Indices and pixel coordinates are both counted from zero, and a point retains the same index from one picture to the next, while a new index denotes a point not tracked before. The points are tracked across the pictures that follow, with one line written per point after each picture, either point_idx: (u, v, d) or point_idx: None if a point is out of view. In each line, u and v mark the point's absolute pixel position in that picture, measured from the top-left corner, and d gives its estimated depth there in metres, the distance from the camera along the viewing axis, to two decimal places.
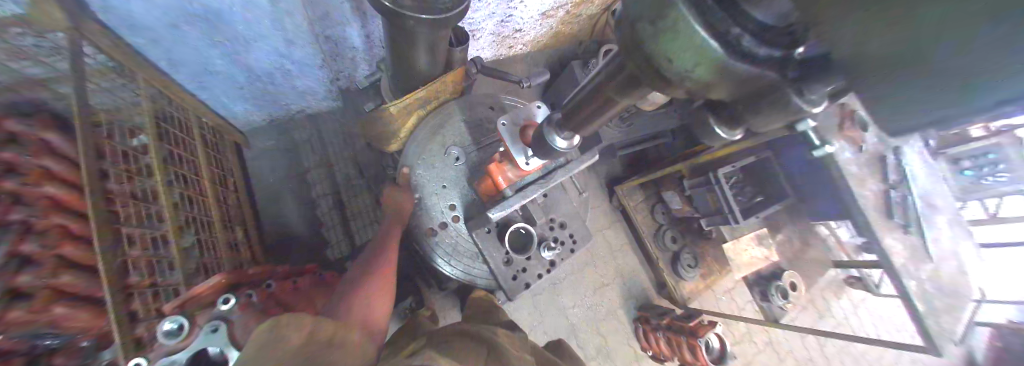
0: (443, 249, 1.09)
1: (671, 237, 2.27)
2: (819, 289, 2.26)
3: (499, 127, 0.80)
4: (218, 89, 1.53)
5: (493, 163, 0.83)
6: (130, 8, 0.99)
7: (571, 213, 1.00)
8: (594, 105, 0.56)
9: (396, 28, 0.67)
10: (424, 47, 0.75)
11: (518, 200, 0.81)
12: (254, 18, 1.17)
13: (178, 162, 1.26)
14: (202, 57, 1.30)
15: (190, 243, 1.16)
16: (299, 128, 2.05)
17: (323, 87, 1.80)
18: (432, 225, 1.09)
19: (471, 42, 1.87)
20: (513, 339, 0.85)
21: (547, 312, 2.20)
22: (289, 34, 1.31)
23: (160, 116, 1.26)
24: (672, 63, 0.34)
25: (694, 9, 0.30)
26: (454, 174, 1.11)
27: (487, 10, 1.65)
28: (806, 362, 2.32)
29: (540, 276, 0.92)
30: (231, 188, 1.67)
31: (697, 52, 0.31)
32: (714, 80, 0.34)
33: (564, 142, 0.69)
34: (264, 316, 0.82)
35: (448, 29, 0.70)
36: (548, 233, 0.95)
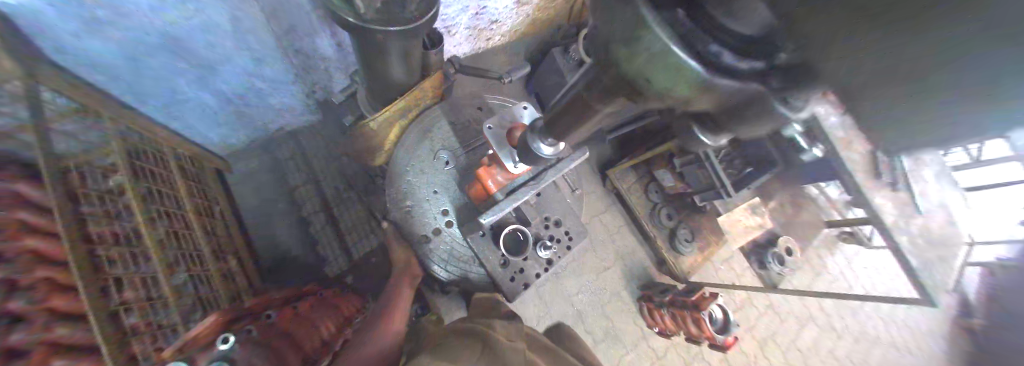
0: (439, 256, 1.09)
1: (666, 214, 2.30)
2: (813, 249, 2.32)
3: (485, 130, 0.79)
4: (190, 117, 1.47)
5: (482, 167, 0.84)
6: (82, 45, 0.96)
7: (565, 210, 1.00)
8: (578, 114, 0.55)
9: (366, 42, 0.65)
10: (398, 57, 0.73)
11: (509, 203, 0.78)
12: (217, 40, 1.14)
13: (159, 198, 1.23)
14: (168, 86, 1.25)
15: (182, 281, 1.14)
16: (281, 146, 2.01)
17: (300, 102, 1.75)
18: (426, 232, 1.08)
19: (447, 39, 1.83)
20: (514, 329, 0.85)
21: (553, 302, 2.23)
22: (257, 52, 1.29)
23: (134, 154, 1.22)
24: (650, 83, 0.35)
25: (665, 26, 0.31)
26: (445, 179, 1.09)
27: (459, 4, 1.61)
28: (806, 319, 2.40)
29: (538, 275, 0.93)
30: (218, 217, 1.64)
31: (671, 70, 0.32)
32: (694, 97, 0.34)
33: (550, 148, 0.68)
34: (268, 349, 0.81)
35: (420, 37, 0.69)
36: (544, 232, 0.95)
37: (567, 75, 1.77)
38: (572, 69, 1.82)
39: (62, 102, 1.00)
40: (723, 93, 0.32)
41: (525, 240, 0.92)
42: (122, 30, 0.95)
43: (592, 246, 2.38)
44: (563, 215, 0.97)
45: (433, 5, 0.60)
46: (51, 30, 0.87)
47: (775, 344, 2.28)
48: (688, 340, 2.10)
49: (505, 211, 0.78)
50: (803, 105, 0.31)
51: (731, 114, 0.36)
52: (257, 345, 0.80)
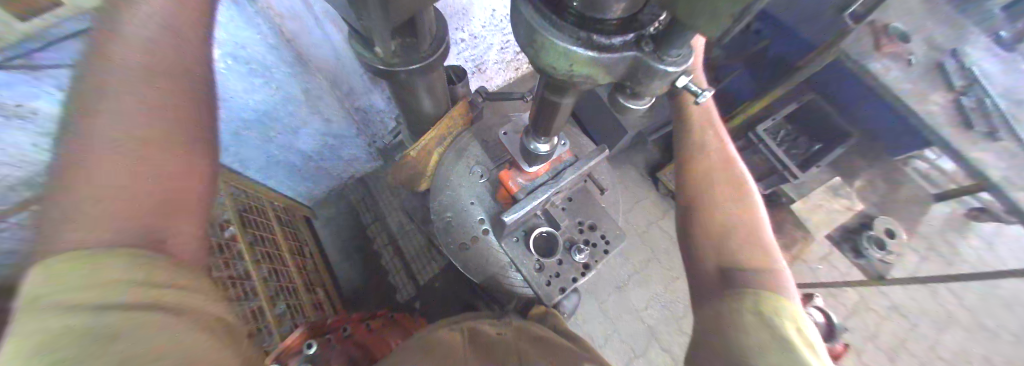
0: (478, 262, 1.15)
1: None
2: (941, 233, 1.86)
3: (502, 137, 0.85)
4: (282, 176, 1.83)
5: (503, 170, 0.87)
6: None
7: (602, 213, 0.99)
8: (541, 112, 0.51)
9: (398, 84, 0.77)
10: (425, 92, 0.85)
11: (530, 201, 0.76)
12: (295, 110, 1.44)
13: (260, 242, 1.56)
14: (264, 152, 1.58)
15: (280, 309, 1.44)
16: (353, 191, 2.33)
17: (364, 152, 2.06)
18: (465, 240, 1.14)
19: (478, 75, 2.02)
20: (512, 340, 0.91)
21: (618, 317, 2.10)
22: (325, 113, 1.58)
23: (242, 208, 1.55)
24: (553, 70, 0.29)
25: (544, 16, 0.26)
26: (479, 191, 1.16)
27: (485, 43, 1.78)
28: (951, 322, 1.89)
29: (576, 280, 0.91)
30: (306, 256, 1.95)
31: (565, 61, 0.27)
32: (596, 78, 0.29)
33: (546, 145, 0.70)
34: (342, 354, 0.95)
35: (439, 70, 0.79)
36: (578, 236, 0.95)
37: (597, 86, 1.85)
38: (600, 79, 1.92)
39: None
40: (613, 68, 0.27)
41: (555, 242, 0.93)
42: (233, 112, 1.24)
43: (653, 254, 2.21)
44: (596, 217, 0.96)
45: (443, 42, 0.71)
46: None
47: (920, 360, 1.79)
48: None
49: (526, 210, 0.76)
50: (682, 57, 0.26)
51: (629, 84, 0.31)
52: (332, 350, 0.95)
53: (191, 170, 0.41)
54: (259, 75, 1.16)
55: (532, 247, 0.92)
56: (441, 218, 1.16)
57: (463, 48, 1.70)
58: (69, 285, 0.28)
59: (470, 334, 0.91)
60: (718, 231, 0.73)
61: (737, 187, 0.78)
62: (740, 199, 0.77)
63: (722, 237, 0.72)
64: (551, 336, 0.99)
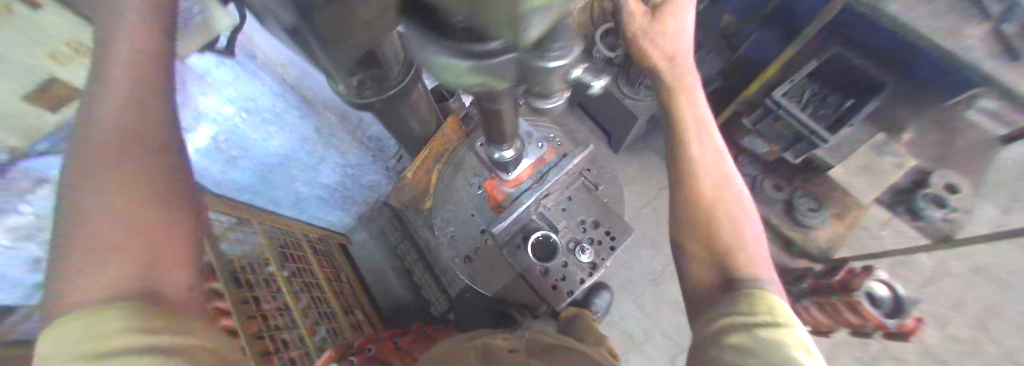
0: (487, 273, 1.15)
1: (773, 185, 1.88)
2: (1019, 180, 1.65)
3: (478, 148, 0.87)
4: (312, 208, 1.97)
5: (486, 180, 0.88)
6: (229, 177, 1.35)
7: (604, 208, 0.96)
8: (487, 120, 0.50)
9: (381, 112, 0.80)
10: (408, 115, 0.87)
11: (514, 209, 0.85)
12: (311, 147, 1.55)
13: (300, 273, 1.71)
14: (292, 190, 1.72)
15: (321, 335, 1.56)
16: (379, 215, 2.43)
17: (385, 177, 2.12)
18: (471, 251, 1.16)
19: None
20: (523, 357, 0.92)
21: (658, 312, 2.01)
22: (338, 146, 1.67)
23: (280, 244, 1.70)
24: (450, 83, 0.30)
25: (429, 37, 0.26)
26: (479, 201, 1.17)
27: None
28: None
29: (583, 281, 0.89)
30: (343, 281, 2.08)
31: (457, 75, 0.27)
32: (496, 83, 0.30)
33: (508, 152, 0.70)
34: None
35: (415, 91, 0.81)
36: (581, 235, 0.93)
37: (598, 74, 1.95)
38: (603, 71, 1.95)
39: (225, 217, 1.39)
40: (502, 72, 0.28)
41: (555, 247, 0.89)
42: (256, 160, 1.37)
43: None
44: (598, 213, 0.93)
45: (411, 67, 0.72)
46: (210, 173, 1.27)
47: (1014, 324, 1.59)
48: (857, 335, 1.59)
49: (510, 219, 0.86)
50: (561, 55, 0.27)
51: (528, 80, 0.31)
52: None
53: (174, 212, 0.46)
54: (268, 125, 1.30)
55: (533, 252, 0.90)
56: (447, 232, 1.18)
57: None
58: (82, 339, 0.33)
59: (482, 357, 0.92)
60: (710, 232, 0.74)
61: (723, 181, 0.77)
62: (728, 193, 0.76)
63: (714, 238, 0.73)
64: (564, 344, 0.99)
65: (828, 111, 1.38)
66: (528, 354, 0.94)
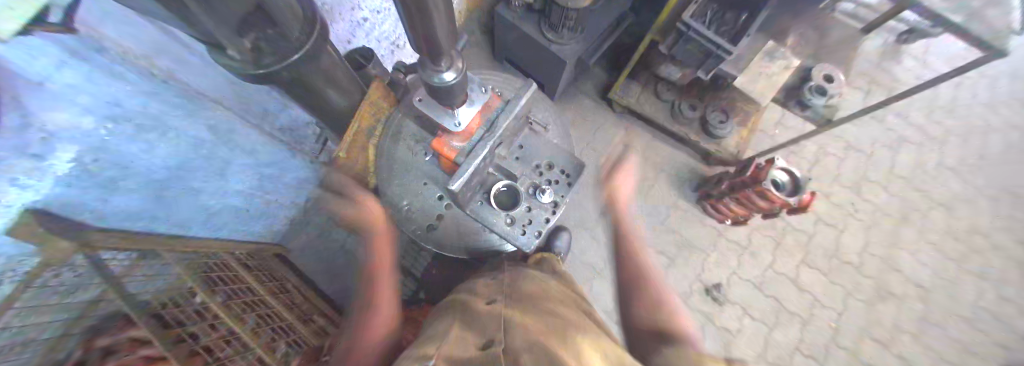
0: (439, 244, 1.31)
1: (689, 105, 2.15)
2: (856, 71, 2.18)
3: (416, 104, 0.97)
4: (230, 221, 1.67)
5: (435, 141, 1.04)
6: (112, 206, 1.10)
7: (551, 152, 1.26)
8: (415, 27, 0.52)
9: (295, 68, 0.75)
10: (315, 66, 0.81)
11: (469, 162, 0.96)
12: (211, 153, 1.35)
13: (237, 293, 1.50)
14: (198, 206, 1.45)
15: (285, 350, 1.41)
16: (317, 212, 2.23)
17: (299, 162, 1.91)
18: (434, 213, 1.32)
19: (399, 52, 1.87)
20: (503, 303, 0.90)
21: (611, 239, 2.21)
22: (241, 154, 1.51)
23: (206, 269, 1.45)
24: None
25: None
26: (422, 169, 1.33)
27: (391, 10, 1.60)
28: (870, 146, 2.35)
29: (547, 218, 1.16)
30: (296, 291, 1.86)
31: None
32: None
33: (449, 74, 0.74)
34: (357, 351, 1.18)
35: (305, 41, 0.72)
36: (539, 179, 1.21)
37: (518, 21, 1.89)
38: (529, 21, 1.89)
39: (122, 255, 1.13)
40: None
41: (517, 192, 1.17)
42: (106, 173, 0.98)
43: None
44: (550, 157, 1.23)
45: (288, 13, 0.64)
46: (88, 207, 1.01)
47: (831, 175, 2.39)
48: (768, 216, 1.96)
49: (466, 173, 0.94)
50: None
51: None
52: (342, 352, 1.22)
53: None
54: (101, 153, 0.93)
55: (495, 202, 1.16)
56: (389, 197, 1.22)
57: (369, 28, 1.56)
58: None
59: (464, 320, 0.85)
60: None
61: None
62: None
63: None
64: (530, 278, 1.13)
65: (728, 28, 1.65)
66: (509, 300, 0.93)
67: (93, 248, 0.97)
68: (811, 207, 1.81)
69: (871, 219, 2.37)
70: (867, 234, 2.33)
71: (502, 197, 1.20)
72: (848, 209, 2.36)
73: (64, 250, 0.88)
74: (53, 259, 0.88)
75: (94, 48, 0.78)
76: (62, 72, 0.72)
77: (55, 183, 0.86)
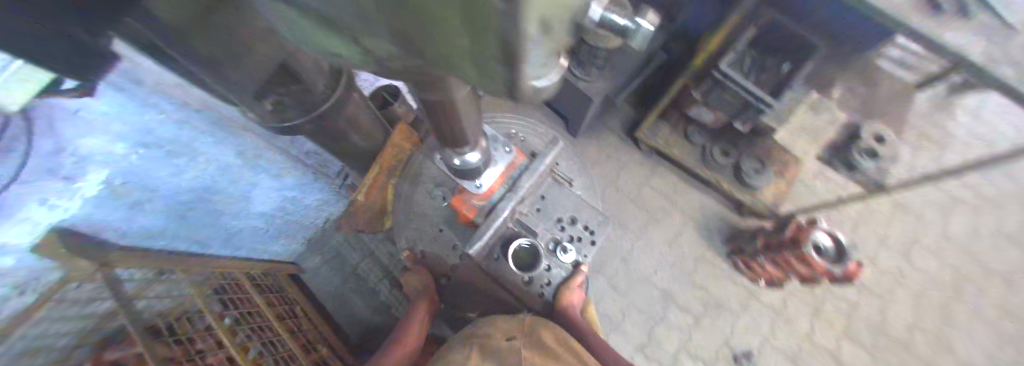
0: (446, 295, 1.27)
1: (721, 152, 2.06)
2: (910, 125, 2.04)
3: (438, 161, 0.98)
4: (250, 240, 1.71)
5: (454, 198, 1.04)
6: (139, 225, 1.15)
7: (574, 206, 1.22)
8: (441, 113, 0.48)
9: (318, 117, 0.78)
10: (342, 108, 0.82)
11: (490, 223, 0.96)
12: (237, 175, 1.39)
13: (247, 317, 1.48)
14: (220, 226, 1.50)
15: None
16: (333, 235, 2.17)
17: (325, 189, 1.97)
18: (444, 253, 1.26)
19: None
20: (525, 348, 0.90)
21: (631, 289, 2.05)
22: (268, 173, 1.55)
23: (217, 290, 1.45)
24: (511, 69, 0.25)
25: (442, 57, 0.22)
26: (435, 205, 1.27)
27: None
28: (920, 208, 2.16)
29: (565, 277, 1.19)
30: (301, 315, 1.83)
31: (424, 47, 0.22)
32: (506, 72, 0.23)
33: (474, 156, 0.80)
34: None
35: (328, 84, 0.73)
36: (561, 234, 1.19)
37: None
38: None
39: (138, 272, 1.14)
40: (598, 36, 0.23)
41: (537, 251, 1.13)
42: (135, 194, 1.06)
43: (651, 215, 2.18)
44: (574, 212, 1.19)
45: (315, 63, 0.65)
46: (114, 226, 1.07)
47: (878, 237, 2.13)
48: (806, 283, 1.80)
49: (487, 235, 0.95)
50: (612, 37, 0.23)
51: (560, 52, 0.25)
52: None
53: None
54: (128, 176, 1.02)
55: (513, 259, 1.13)
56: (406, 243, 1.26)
57: None
58: None
59: (487, 355, 0.86)
60: None
61: None
62: None
63: None
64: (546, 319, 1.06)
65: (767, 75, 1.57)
66: (532, 346, 0.92)
67: (110, 267, 1.00)
68: (857, 278, 1.65)
69: (932, 292, 2.08)
70: (915, 308, 2.04)
71: (522, 255, 1.16)
72: (897, 278, 2.09)
73: (84, 268, 0.93)
74: (74, 275, 0.90)
75: (122, 79, 0.96)
76: (99, 100, 0.92)
77: (89, 202, 0.95)
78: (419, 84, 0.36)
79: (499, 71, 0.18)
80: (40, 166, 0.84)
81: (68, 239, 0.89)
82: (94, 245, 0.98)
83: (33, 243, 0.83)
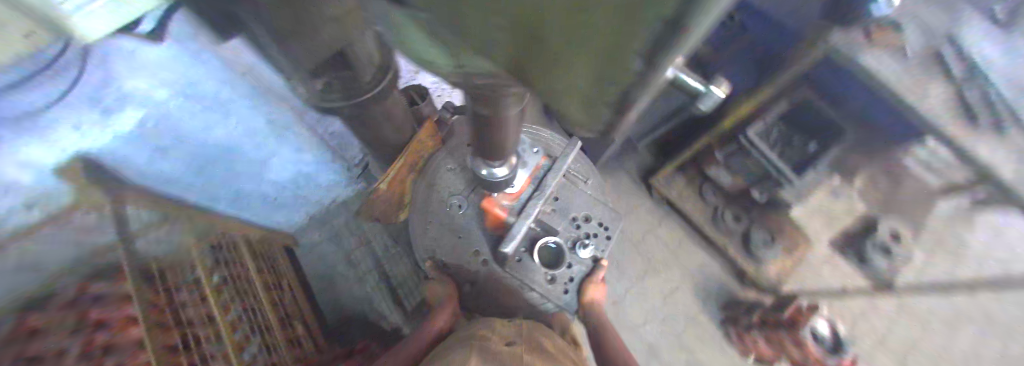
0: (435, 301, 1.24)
1: (732, 216, 2.04)
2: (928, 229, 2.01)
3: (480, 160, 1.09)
4: (257, 206, 1.74)
5: (485, 200, 1.10)
6: (163, 166, 1.35)
7: (586, 204, 1.31)
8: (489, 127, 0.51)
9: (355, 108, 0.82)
10: (379, 104, 0.85)
11: (521, 223, 1.07)
12: (259, 142, 1.56)
13: (234, 280, 1.48)
14: (234, 185, 1.58)
15: (252, 352, 1.33)
16: (336, 215, 2.18)
17: (342, 177, 1.97)
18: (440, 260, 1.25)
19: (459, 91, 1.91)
20: (523, 347, 0.87)
21: None
22: (291, 143, 1.67)
23: (215, 247, 1.46)
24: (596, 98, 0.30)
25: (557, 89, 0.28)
26: (442, 208, 1.28)
27: None
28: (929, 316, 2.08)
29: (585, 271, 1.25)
30: (287, 289, 1.83)
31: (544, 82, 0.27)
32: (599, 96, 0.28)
33: (499, 169, 0.80)
34: None
35: (374, 79, 0.76)
36: (576, 232, 1.27)
37: None
38: None
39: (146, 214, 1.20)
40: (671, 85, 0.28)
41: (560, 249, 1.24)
42: (166, 139, 1.32)
43: (651, 264, 2.14)
44: (588, 210, 1.29)
45: (367, 59, 0.69)
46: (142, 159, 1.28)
47: (878, 336, 2.05)
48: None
49: (519, 231, 1.07)
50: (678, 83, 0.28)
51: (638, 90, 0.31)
52: None
53: None
54: (156, 121, 1.27)
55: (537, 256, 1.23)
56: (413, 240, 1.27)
57: None
58: None
59: (478, 347, 0.84)
60: None
61: None
62: None
63: None
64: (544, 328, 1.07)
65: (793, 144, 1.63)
66: (528, 345, 0.90)
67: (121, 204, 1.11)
68: None
69: None
70: None
71: (544, 253, 1.28)
72: None
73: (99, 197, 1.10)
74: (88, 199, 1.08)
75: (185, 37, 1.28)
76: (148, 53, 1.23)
77: (111, 139, 1.19)
78: (475, 97, 0.39)
79: (604, 100, 0.27)
80: (88, 92, 1.12)
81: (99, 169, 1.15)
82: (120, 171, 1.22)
83: (58, 164, 1.07)
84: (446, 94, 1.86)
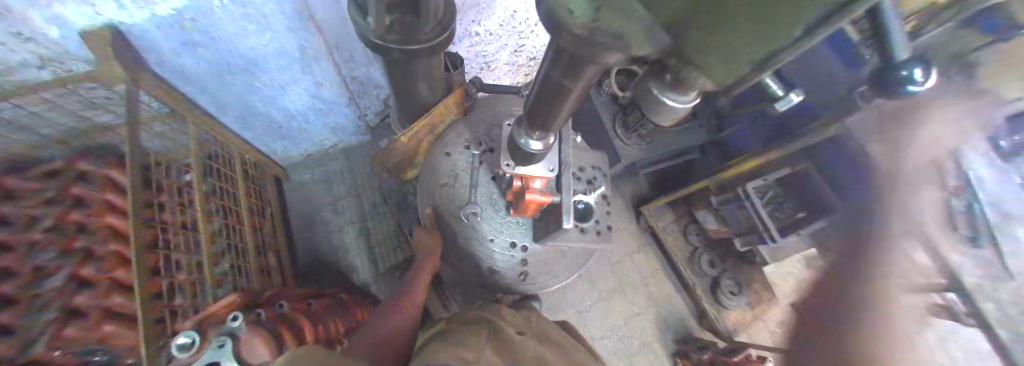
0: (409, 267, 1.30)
1: (708, 261, 2.14)
2: None
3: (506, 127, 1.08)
4: (260, 128, 1.72)
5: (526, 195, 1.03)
6: (179, 62, 1.17)
7: (579, 156, 1.38)
8: (551, 95, 0.55)
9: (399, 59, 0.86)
10: (423, 61, 0.89)
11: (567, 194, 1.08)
12: (285, 65, 1.39)
13: (222, 193, 1.48)
14: (244, 101, 1.50)
15: (223, 269, 1.34)
16: (332, 161, 2.21)
17: (352, 124, 2.00)
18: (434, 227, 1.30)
19: (487, 73, 1.93)
20: (531, 337, 0.93)
21: None
22: (318, 76, 1.53)
23: (210, 156, 1.47)
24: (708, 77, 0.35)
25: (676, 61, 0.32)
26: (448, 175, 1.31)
27: (499, 42, 1.71)
28: None
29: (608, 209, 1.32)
30: (267, 218, 1.83)
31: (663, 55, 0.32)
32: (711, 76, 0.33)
33: (536, 143, 0.83)
34: (284, 319, 1.12)
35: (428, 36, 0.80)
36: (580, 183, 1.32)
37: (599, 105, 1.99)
38: (606, 107, 2.01)
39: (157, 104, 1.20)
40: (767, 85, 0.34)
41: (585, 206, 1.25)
42: (197, 34, 1.07)
43: (621, 285, 2.21)
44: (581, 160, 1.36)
45: (430, 14, 0.73)
46: (160, 48, 1.08)
47: None
48: None
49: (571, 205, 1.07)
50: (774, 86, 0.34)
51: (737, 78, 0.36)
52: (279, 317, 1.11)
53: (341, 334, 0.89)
54: (198, 16, 1.00)
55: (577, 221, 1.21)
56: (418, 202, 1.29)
57: (476, 42, 1.65)
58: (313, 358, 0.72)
59: (500, 342, 0.84)
60: None
61: None
62: None
63: None
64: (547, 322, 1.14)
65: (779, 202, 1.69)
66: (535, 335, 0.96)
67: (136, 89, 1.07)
68: None
69: None
70: None
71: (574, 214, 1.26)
72: None
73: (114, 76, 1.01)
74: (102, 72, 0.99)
75: None
76: None
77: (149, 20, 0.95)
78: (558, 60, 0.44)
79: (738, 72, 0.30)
80: None
81: (120, 49, 0.97)
82: (132, 58, 1.04)
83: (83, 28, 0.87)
84: (472, 72, 1.88)
